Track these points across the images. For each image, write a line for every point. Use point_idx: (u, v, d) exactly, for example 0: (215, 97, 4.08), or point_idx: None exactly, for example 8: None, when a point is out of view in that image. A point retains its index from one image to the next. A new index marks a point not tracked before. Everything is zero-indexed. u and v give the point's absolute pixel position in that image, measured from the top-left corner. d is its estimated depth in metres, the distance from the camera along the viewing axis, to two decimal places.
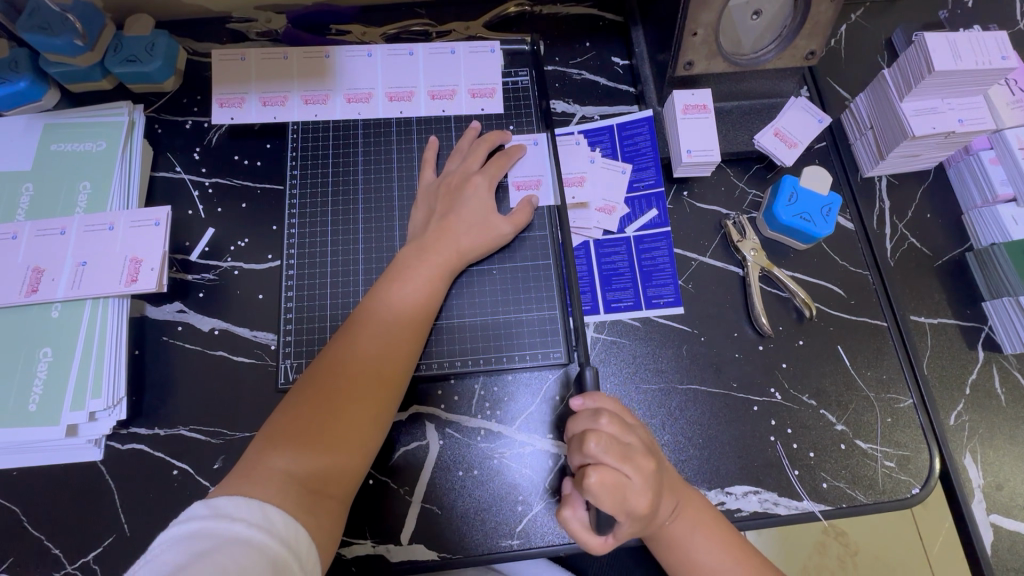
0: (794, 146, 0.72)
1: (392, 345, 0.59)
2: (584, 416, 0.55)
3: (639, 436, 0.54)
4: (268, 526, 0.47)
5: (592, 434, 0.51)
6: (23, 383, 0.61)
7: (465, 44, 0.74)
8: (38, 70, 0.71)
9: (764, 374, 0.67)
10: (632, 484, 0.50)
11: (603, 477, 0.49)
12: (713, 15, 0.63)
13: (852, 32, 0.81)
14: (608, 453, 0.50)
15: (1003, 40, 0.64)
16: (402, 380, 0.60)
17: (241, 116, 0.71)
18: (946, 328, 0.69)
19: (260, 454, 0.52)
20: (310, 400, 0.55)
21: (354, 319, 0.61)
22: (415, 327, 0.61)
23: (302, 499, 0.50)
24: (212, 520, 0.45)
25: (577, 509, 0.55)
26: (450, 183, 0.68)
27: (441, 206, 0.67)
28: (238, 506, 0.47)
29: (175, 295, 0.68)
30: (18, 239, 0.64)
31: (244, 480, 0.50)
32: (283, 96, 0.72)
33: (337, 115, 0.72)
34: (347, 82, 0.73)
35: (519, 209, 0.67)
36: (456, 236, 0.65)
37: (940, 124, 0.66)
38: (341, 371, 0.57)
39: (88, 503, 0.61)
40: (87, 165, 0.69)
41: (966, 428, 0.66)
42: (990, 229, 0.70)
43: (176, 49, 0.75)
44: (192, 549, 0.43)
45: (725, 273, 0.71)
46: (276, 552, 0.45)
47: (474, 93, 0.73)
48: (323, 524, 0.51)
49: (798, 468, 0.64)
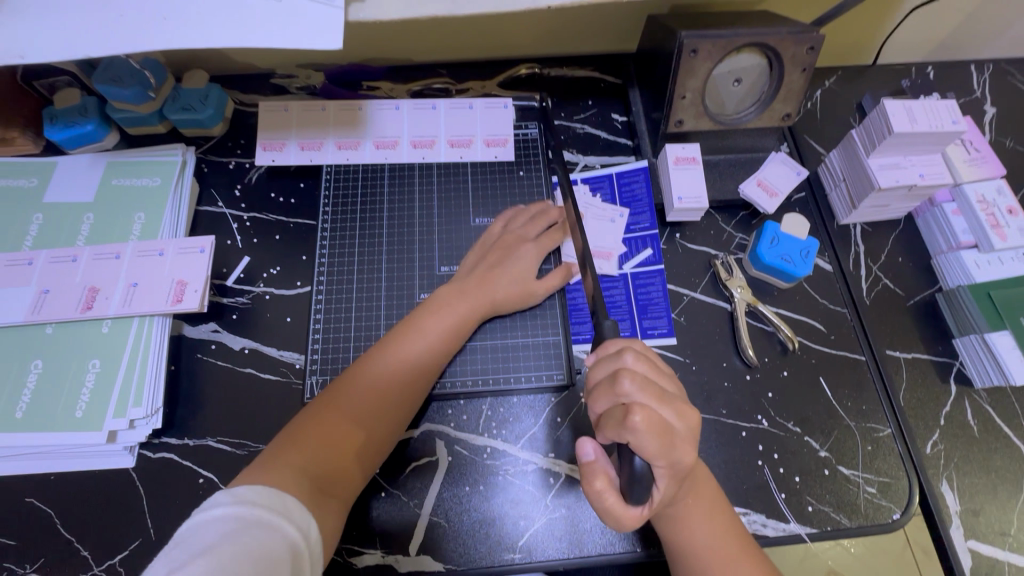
0: (775, 195, 0.80)
1: (416, 375, 0.65)
2: (608, 359, 0.55)
3: (666, 377, 0.55)
4: (286, 514, 0.51)
5: (626, 374, 0.52)
6: (71, 392, 0.66)
7: (482, 100, 0.84)
8: (104, 116, 0.81)
9: (751, 402, 0.72)
10: (673, 427, 0.51)
11: (648, 418, 0.49)
12: (698, 81, 0.73)
13: (826, 97, 0.91)
14: (642, 393, 0.51)
15: (952, 107, 0.73)
16: (417, 404, 0.66)
17: (281, 158, 0.80)
18: (920, 362, 0.75)
19: (279, 450, 0.57)
20: (334, 412, 0.61)
21: (381, 346, 0.67)
22: (436, 363, 0.67)
23: (312, 494, 0.55)
24: (236, 506, 0.48)
25: (609, 479, 0.54)
26: (505, 240, 0.75)
27: (492, 257, 0.74)
28: (259, 493, 0.51)
29: (211, 316, 0.74)
30: (77, 261, 0.71)
31: (266, 470, 0.55)
32: (320, 142, 0.81)
33: (367, 159, 0.81)
34: (377, 130, 0.82)
35: (555, 274, 0.74)
36: (495, 287, 0.71)
37: (903, 178, 0.74)
38: (368, 390, 0.63)
39: (120, 507, 0.65)
40: (142, 199, 0.77)
41: (942, 457, 0.70)
42: (956, 273, 0.77)
43: (226, 100, 0.85)
44: (219, 531, 0.47)
45: (714, 307, 0.77)
46: (293, 539, 0.49)
47: (488, 142, 0.82)
48: (327, 519, 0.55)
49: (785, 491, 0.68)
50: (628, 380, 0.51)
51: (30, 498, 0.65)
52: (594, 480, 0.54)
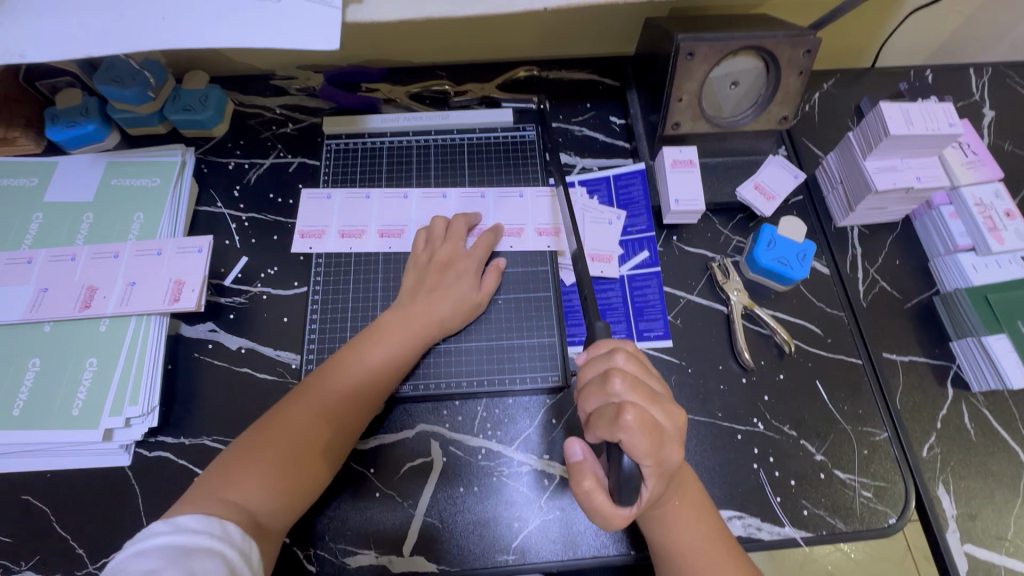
0: (772, 198, 0.80)
1: (352, 407, 0.64)
2: (598, 360, 0.56)
3: (654, 377, 0.56)
4: (227, 539, 0.51)
5: (617, 373, 0.52)
6: (68, 390, 0.66)
7: (496, 189, 0.81)
8: (104, 116, 0.82)
9: (747, 405, 0.72)
10: (662, 427, 0.51)
11: (640, 415, 0.50)
12: (695, 84, 0.73)
13: (824, 100, 0.91)
14: (633, 392, 0.52)
15: (950, 110, 0.73)
16: (355, 430, 0.65)
17: (320, 246, 0.78)
18: (916, 365, 0.75)
19: (219, 475, 0.58)
20: (277, 424, 0.61)
21: (331, 362, 0.66)
22: (384, 380, 0.66)
23: (247, 523, 0.55)
24: (174, 535, 0.49)
25: (597, 478, 0.54)
26: (427, 240, 0.74)
27: (431, 280, 0.71)
28: (198, 521, 0.51)
29: (208, 316, 0.75)
30: (76, 260, 0.72)
31: (200, 497, 0.55)
32: (361, 230, 0.79)
33: (370, 248, 0.78)
34: (381, 219, 0.79)
35: (478, 250, 0.74)
36: (439, 308, 0.69)
37: (900, 180, 0.74)
38: (305, 411, 0.62)
39: (116, 505, 0.65)
40: (141, 198, 0.77)
41: (939, 461, 0.70)
42: (954, 275, 0.76)
43: (225, 101, 0.86)
44: (157, 557, 0.47)
45: (710, 310, 0.77)
46: (235, 562, 0.50)
47: (499, 232, 0.78)
48: (263, 555, 0.56)
49: (780, 495, 0.68)
50: (619, 379, 0.52)
51: (27, 496, 0.66)
52: (583, 480, 0.54)
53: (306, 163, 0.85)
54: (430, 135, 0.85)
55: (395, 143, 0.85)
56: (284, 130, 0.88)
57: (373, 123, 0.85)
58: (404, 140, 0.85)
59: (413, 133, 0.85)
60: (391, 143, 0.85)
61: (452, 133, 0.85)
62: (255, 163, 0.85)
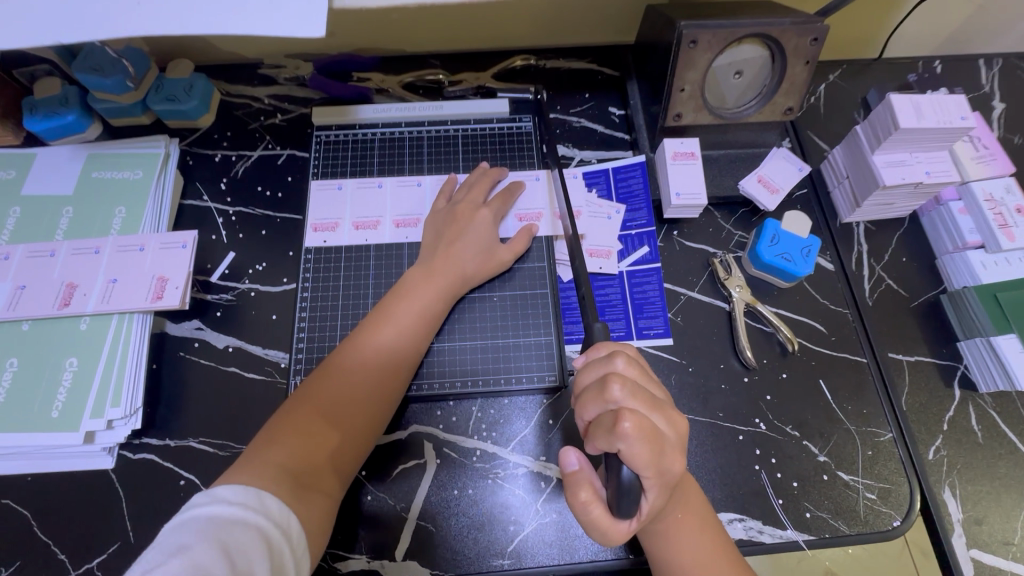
0: (777, 192, 0.78)
1: (389, 358, 0.63)
2: (597, 364, 0.53)
3: (654, 383, 0.54)
4: (266, 512, 0.49)
5: (616, 378, 0.50)
6: (47, 391, 0.64)
7: (514, 174, 0.79)
8: (85, 106, 0.79)
9: (749, 405, 0.70)
10: (662, 434, 0.49)
11: (639, 423, 0.48)
12: (698, 74, 0.70)
13: (830, 91, 0.89)
14: (632, 398, 0.50)
15: (961, 103, 0.71)
16: (399, 384, 0.63)
17: (334, 240, 0.75)
18: (922, 365, 0.73)
19: (259, 449, 0.55)
20: (317, 394, 0.59)
21: (359, 328, 0.65)
22: (417, 336, 0.66)
23: (296, 489, 0.53)
24: (213, 505, 0.47)
25: (595, 490, 0.52)
26: (459, 213, 0.72)
27: (449, 231, 0.71)
28: (238, 493, 0.49)
29: (194, 314, 0.72)
30: (55, 256, 0.69)
31: (246, 470, 0.53)
32: (376, 221, 0.76)
33: (387, 239, 0.75)
34: (396, 209, 0.77)
35: (519, 237, 0.72)
36: (461, 262, 0.70)
37: (908, 175, 0.72)
38: (344, 371, 0.61)
39: (99, 510, 0.63)
40: (123, 192, 0.75)
41: (944, 463, 0.68)
42: (962, 274, 0.74)
43: (211, 91, 0.83)
44: (193, 530, 0.45)
45: (712, 307, 0.75)
46: (273, 536, 0.48)
47: (521, 217, 0.76)
48: (313, 517, 0.53)
49: (782, 497, 0.66)
50: (618, 386, 0.50)
51: (6, 500, 0.63)
52: (579, 492, 0.52)
53: (295, 155, 0.82)
54: (422, 126, 0.82)
55: (386, 135, 0.82)
56: (273, 121, 0.85)
57: (364, 114, 0.82)
58: (396, 131, 0.82)
59: (405, 124, 0.82)
60: (383, 134, 0.82)
61: (445, 124, 0.83)
62: (242, 155, 0.82)
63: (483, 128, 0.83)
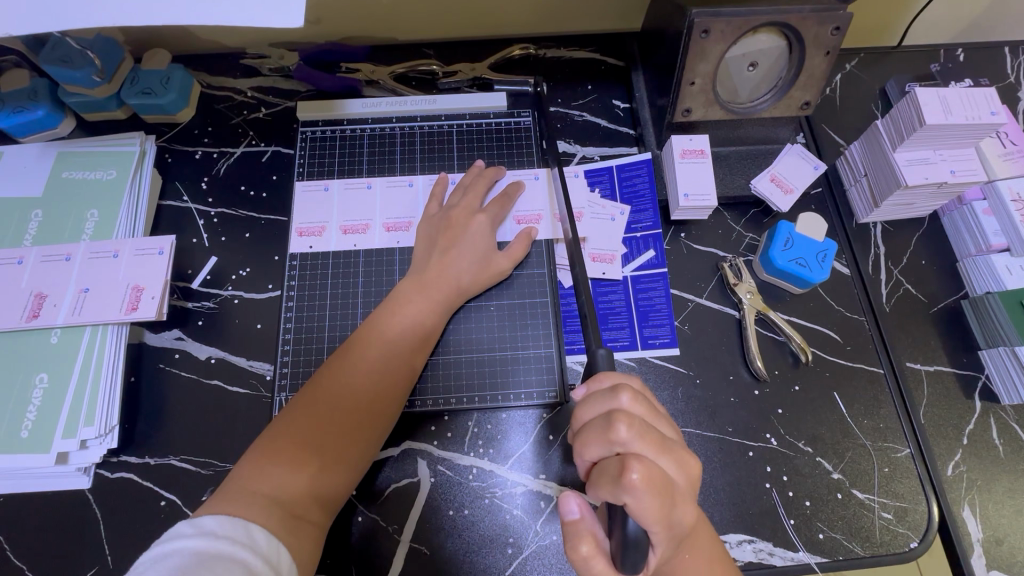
0: (791, 192, 0.73)
1: (382, 377, 0.60)
2: (600, 399, 0.49)
3: (662, 421, 0.50)
4: (254, 546, 0.46)
5: (622, 418, 0.46)
6: (18, 408, 0.61)
7: (511, 173, 0.75)
8: (56, 100, 0.74)
9: (760, 419, 0.67)
10: (670, 480, 0.46)
11: (647, 472, 0.44)
12: (710, 65, 0.65)
13: (847, 82, 0.84)
14: (639, 442, 0.46)
15: (991, 95, 0.67)
16: (393, 404, 0.60)
17: (320, 245, 0.71)
18: (942, 376, 0.69)
19: (245, 477, 0.52)
20: (307, 414, 0.56)
21: (350, 342, 0.62)
22: (413, 349, 0.62)
23: (286, 521, 0.50)
24: (199, 538, 0.45)
25: (597, 542, 0.48)
26: (453, 219, 0.68)
27: (443, 239, 0.67)
28: (224, 524, 0.46)
29: (174, 323, 0.68)
30: (24, 264, 0.65)
31: (231, 501, 0.50)
32: (365, 225, 0.72)
33: (376, 244, 0.71)
34: (387, 211, 0.73)
35: (517, 243, 0.68)
36: (457, 271, 0.66)
37: (932, 175, 0.67)
38: (336, 389, 0.58)
39: (75, 533, 0.60)
40: (96, 194, 0.70)
41: (964, 480, 0.65)
42: (984, 278, 0.70)
43: (190, 83, 0.78)
44: (174, 565, 0.42)
45: (721, 314, 0.71)
46: (261, 572, 0.45)
47: (518, 220, 0.72)
48: (303, 548, 0.51)
49: (794, 517, 0.63)
50: (624, 427, 0.46)
51: None
52: (581, 544, 0.48)
53: (281, 152, 0.78)
54: (415, 121, 0.78)
55: (376, 131, 0.77)
56: (256, 115, 0.80)
57: (353, 108, 0.77)
58: (387, 127, 0.77)
59: (397, 119, 0.77)
60: (373, 130, 0.77)
61: (439, 119, 0.78)
62: (224, 152, 0.77)
63: (479, 124, 0.78)
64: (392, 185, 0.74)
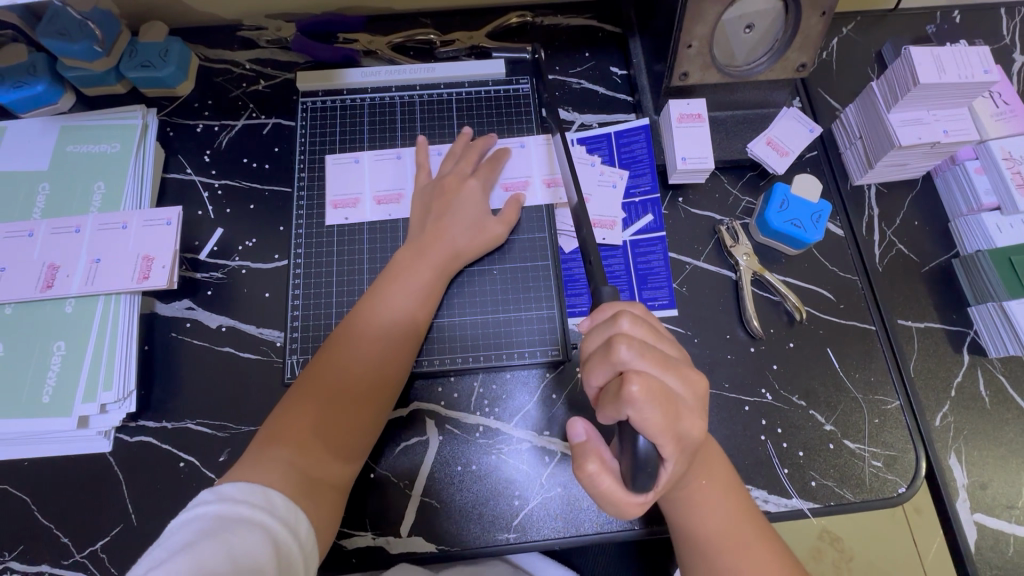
0: (786, 154, 0.74)
1: (392, 344, 0.62)
2: (602, 327, 0.51)
3: (667, 342, 0.51)
4: (272, 510, 0.49)
5: (621, 340, 0.48)
6: (37, 376, 0.63)
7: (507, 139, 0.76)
8: (55, 74, 0.74)
9: (756, 375, 0.69)
10: (675, 394, 0.47)
11: (647, 385, 0.46)
12: (707, 28, 0.66)
13: (843, 45, 0.84)
14: (641, 358, 0.47)
15: (984, 55, 0.68)
16: (403, 369, 0.62)
17: (356, 216, 0.72)
18: (932, 331, 0.71)
19: (264, 444, 0.55)
20: (316, 383, 0.58)
21: (354, 312, 0.63)
22: (416, 315, 0.64)
23: (304, 485, 0.53)
24: (220, 503, 0.47)
25: (603, 460, 0.50)
26: (446, 185, 0.69)
27: (437, 206, 0.68)
28: (243, 490, 0.49)
29: (184, 293, 0.70)
30: (35, 237, 0.67)
31: (253, 468, 0.52)
32: (355, 199, 0.73)
33: (377, 212, 0.72)
34: (388, 179, 0.74)
35: (508, 208, 0.70)
36: (452, 238, 0.67)
37: (926, 135, 0.69)
38: (352, 357, 0.60)
39: (98, 493, 0.62)
40: (101, 167, 0.71)
41: (951, 429, 0.68)
42: (975, 236, 0.72)
43: (189, 55, 0.78)
44: (198, 528, 0.45)
45: (718, 277, 0.73)
46: (279, 535, 0.48)
47: (514, 185, 0.73)
48: (324, 510, 0.54)
49: (787, 466, 0.65)
50: (625, 347, 0.47)
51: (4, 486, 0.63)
52: (588, 462, 0.50)
53: (281, 124, 0.78)
54: (414, 90, 0.78)
55: (375, 100, 0.77)
56: (256, 87, 0.80)
57: (352, 78, 0.77)
58: (386, 96, 0.77)
59: (396, 88, 0.78)
60: (372, 99, 0.77)
61: (437, 87, 0.78)
62: (226, 125, 0.78)
63: (477, 92, 0.78)
64: (392, 153, 0.74)
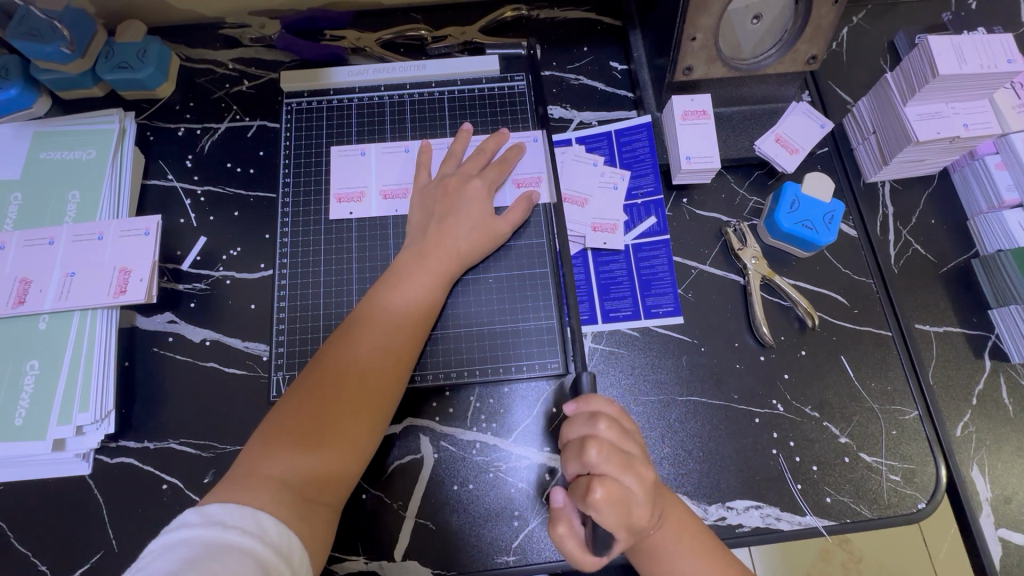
0: (796, 152, 0.71)
1: (390, 355, 0.58)
2: (580, 421, 0.53)
3: (638, 441, 0.53)
4: (263, 534, 0.46)
5: (594, 443, 0.49)
6: (11, 396, 0.60)
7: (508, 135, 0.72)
8: (28, 78, 0.71)
9: (766, 385, 0.66)
10: (636, 497, 0.49)
11: (609, 491, 0.48)
12: (712, 19, 0.62)
13: (854, 36, 0.80)
14: (608, 463, 0.49)
15: (1008, 44, 0.64)
16: (400, 383, 0.59)
17: (361, 210, 0.69)
18: (951, 337, 0.68)
19: (256, 460, 0.51)
20: (310, 400, 0.55)
21: (350, 322, 0.60)
22: (417, 326, 0.61)
23: (297, 507, 0.49)
24: (207, 527, 0.44)
25: (573, 525, 0.51)
26: (448, 185, 0.66)
27: (439, 208, 0.65)
28: (232, 512, 0.46)
29: (165, 306, 0.67)
30: (7, 249, 0.64)
31: (243, 488, 0.49)
32: (361, 192, 0.70)
33: (373, 213, 0.69)
34: (382, 179, 0.70)
35: (516, 207, 0.66)
36: (456, 240, 0.64)
37: (945, 129, 0.65)
38: (350, 368, 0.57)
39: (77, 519, 0.59)
40: (77, 174, 0.68)
41: (973, 440, 0.64)
42: (996, 235, 0.69)
43: (168, 55, 0.75)
44: (183, 556, 0.42)
45: (725, 281, 0.69)
46: (270, 561, 0.44)
47: (518, 182, 0.70)
48: (317, 534, 0.50)
49: (801, 482, 0.62)
50: (595, 449, 0.49)
51: None
52: (558, 525, 0.51)
53: (266, 127, 0.75)
54: (404, 89, 0.74)
55: (363, 100, 0.74)
56: (239, 88, 0.76)
57: (339, 77, 0.74)
58: (374, 95, 0.74)
59: (385, 87, 0.74)
60: (360, 98, 0.74)
61: (429, 85, 0.75)
62: (208, 128, 0.74)
63: (471, 89, 0.75)
64: (387, 151, 0.71)
